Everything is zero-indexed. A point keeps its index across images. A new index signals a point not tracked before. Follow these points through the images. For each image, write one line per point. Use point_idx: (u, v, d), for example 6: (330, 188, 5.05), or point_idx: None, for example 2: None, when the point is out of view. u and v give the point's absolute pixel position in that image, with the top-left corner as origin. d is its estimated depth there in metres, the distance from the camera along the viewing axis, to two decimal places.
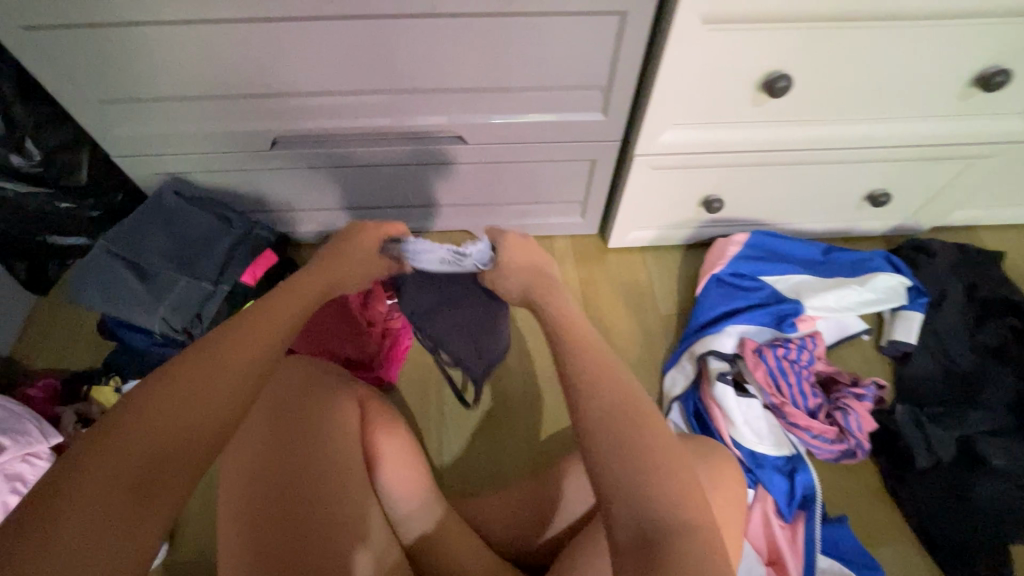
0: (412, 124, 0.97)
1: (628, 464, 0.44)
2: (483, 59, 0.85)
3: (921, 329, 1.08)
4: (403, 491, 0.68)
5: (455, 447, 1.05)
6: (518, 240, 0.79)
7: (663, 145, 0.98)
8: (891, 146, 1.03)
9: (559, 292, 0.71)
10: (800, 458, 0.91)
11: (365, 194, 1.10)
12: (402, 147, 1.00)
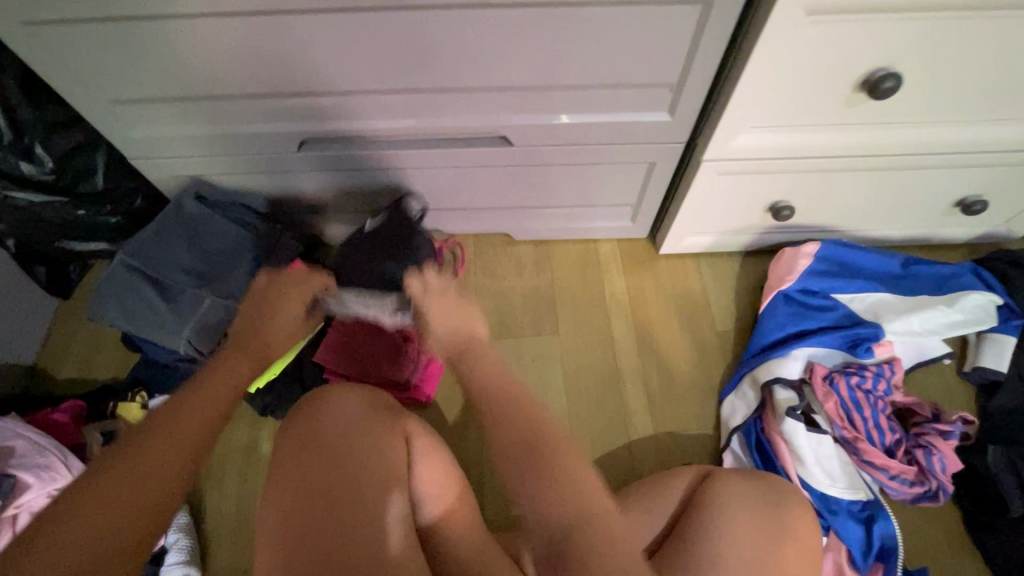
0: (453, 124, 0.86)
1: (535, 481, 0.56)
2: (538, 54, 0.74)
3: (1015, 356, 0.97)
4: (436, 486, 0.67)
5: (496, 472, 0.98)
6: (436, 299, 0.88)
7: (736, 149, 0.87)
8: (997, 150, 0.89)
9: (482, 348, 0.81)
10: (879, 504, 0.83)
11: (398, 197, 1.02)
12: (441, 149, 0.90)
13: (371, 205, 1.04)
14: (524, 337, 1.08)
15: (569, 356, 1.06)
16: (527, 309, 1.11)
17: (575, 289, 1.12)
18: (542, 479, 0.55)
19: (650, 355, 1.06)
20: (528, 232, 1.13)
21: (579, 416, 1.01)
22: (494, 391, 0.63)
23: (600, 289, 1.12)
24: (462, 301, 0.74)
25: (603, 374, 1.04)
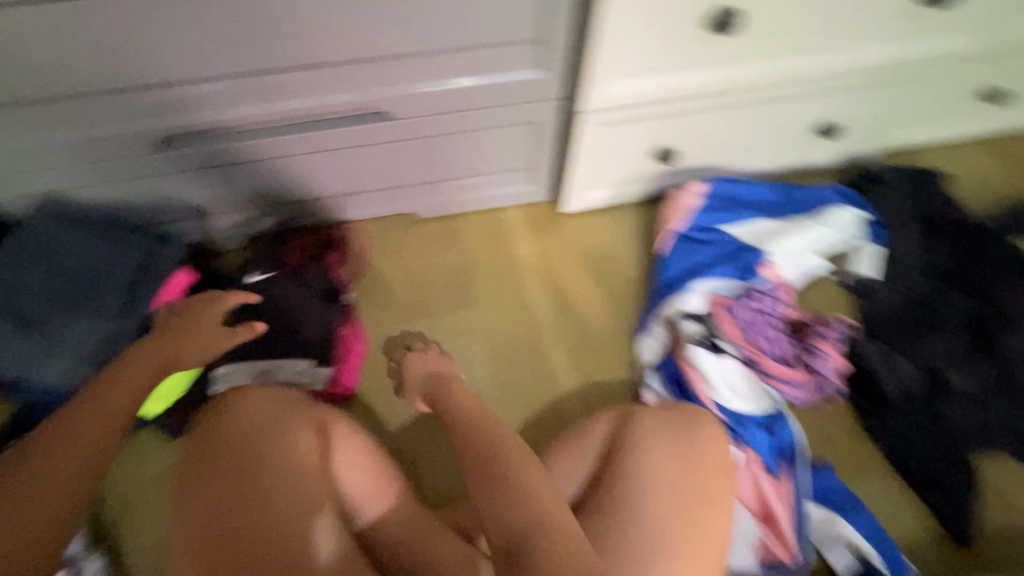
0: (328, 103, 0.85)
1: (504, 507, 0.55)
2: (396, 15, 0.75)
3: (881, 260, 1.08)
4: (359, 489, 0.69)
5: (432, 456, 0.97)
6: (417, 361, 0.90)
7: (612, 98, 0.89)
8: (838, 74, 0.98)
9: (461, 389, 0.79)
10: (781, 413, 0.91)
11: (284, 187, 0.97)
12: (321, 131, 0.88)
13: (257, 202, 0.99)
14: (440, 315, 1.07)
15: (487, 326, 1.06)
16: (440, 286, 1.10)
17: (486, 260, 1.12)
18: (493, 497, 0.56)
19: (567, 313, 1.08)
20: (431, 209, 1.12)
21: (505, 383, 1.02)
22: (463, 412, 0.71)
23: (511, 257, 1.13)
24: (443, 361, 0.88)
25: (523, 338, 1.06)
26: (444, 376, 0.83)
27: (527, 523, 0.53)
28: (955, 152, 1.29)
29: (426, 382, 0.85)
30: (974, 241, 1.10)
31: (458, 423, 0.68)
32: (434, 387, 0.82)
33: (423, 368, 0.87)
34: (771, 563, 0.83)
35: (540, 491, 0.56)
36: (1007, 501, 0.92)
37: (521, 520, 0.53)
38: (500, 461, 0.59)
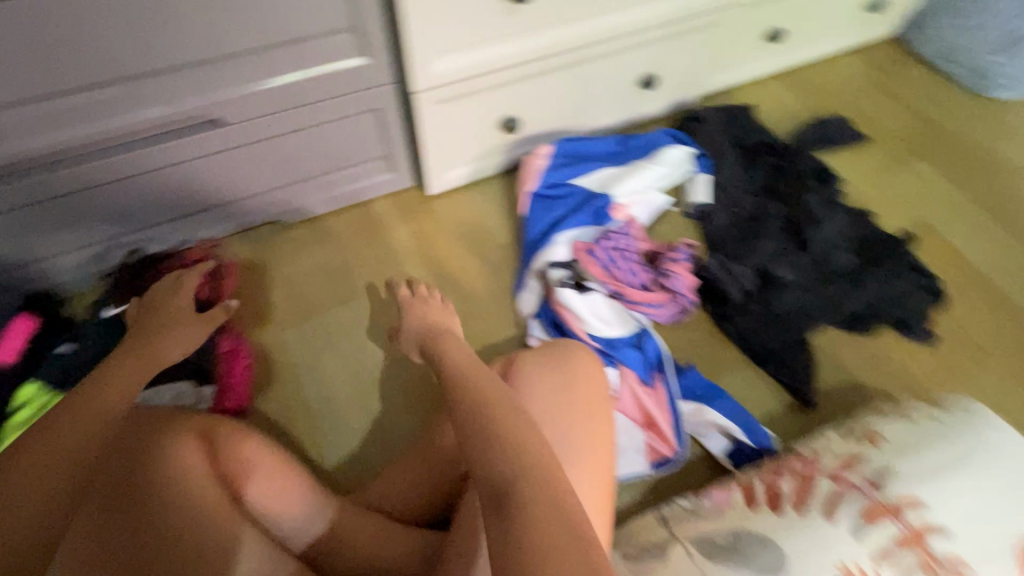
0: (160, 114, 0.89)
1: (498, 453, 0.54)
2: (206, 17, 0.81)
3: (712, 187, 1.24)
4: (285, 513, 0.69)
5: (340, 447, 0.97)
6: (431, 306, 0.90)
7: (440, 74, 0.96)
8: (641, 30, 1.12)
9: (454, 341, 0.79)
10: (645, 330, 1.03)
11: (134, 212, 0.99)
12: (159, 145, 0.92)
13: (108, 234, 1.00)
14: (325, 312, 1.08)
15: (374, 313, 1.08)
16: (321, 285, 1.10)
17: (362, 252, 1.14)
18: (485, 450, 0.55)
19: (450, 286, 1.13)
20: (298, 212, 1.13)
21: (404, 362, 1.05)
22: (460, 368, 0.70)
23: (387, 244, 1.15)
24: (443, 312, 0.91)
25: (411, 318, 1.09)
26: (441, 330, 0.84)
27: (518, 471, 0.51)
28: (762, 88, 1.50)
29: (422, 337, 0.85)
30: (781, 158, 1.29)
31: (454, 382, 0.66)
32: (431, 337, 0.83)
33: (425, 322, 0.88)
34: (659, 460, 0.93)
35: (532, 443, 0.55)
36: (839, 363, 1.10)
37: (510, 470, 0.52)
38: (492, 419, 0.58)
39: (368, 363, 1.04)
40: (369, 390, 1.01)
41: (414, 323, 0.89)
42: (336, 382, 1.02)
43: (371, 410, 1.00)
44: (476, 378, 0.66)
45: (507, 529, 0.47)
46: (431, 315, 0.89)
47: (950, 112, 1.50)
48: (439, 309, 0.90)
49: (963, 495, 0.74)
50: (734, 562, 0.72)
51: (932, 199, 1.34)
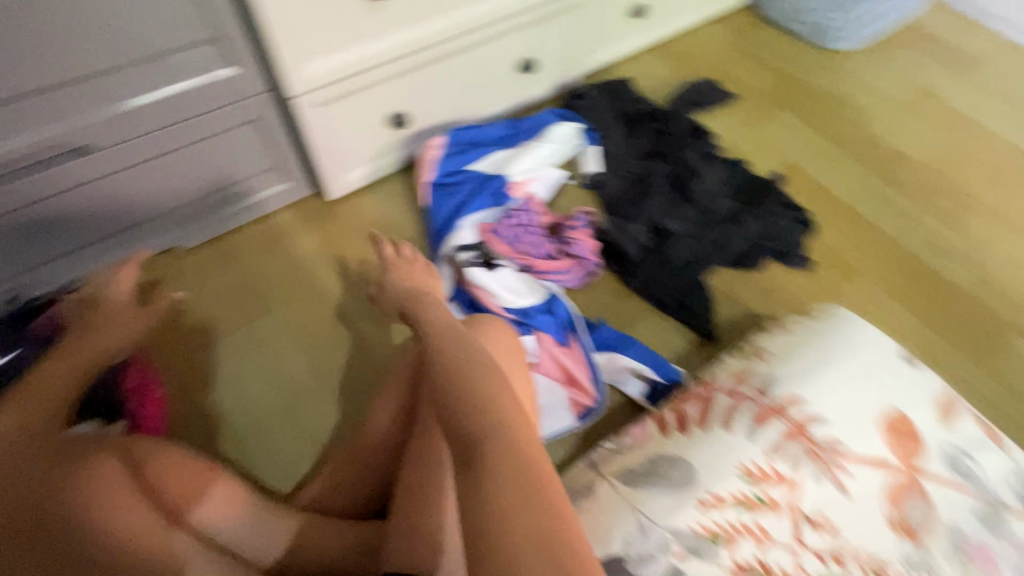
0: (26, 145, 0.87)
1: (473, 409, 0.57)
2: (53, 40, 0.80)
3: (600, 156, 1.32)
4: (234, 529, 0.70)
5: (272, 451, 0.98)
6: (408, 266, 0.93)
7: (314, 77, 0.99)
8: (511, 15, 1.17)
9: (431, 299, 0.82)
10: (554, 294, 1.08)
11: (16, 250, 0.96)
12: (30, 177, 0.89)
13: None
14: (240, 337, 1.08)
15: (290, 328, 1.09)
16: (233, 310, 1.10)
17: (269, 270, 1.15)
18: (458, 412, 0.58)
19: (364, 285, 1.14)
20: (195, 234, 1.13)
21: (325, 363, 1.06)
22: (442, 331, 0.72)
23: (294, 257, 1.16)
24: (423, 273, 0.92)
25: (328, 323, 1.10)
26: (419, 294, 0.84)
27: (488, 428, 0.55)
28: (638, 61, 1.61)
29: (401, 304, 0.84)
30: (659, 122, 1.40)
31: (435, 349, 0.68)
32: (410, 301, 0.83)
33: (407, 284, 0.89)
34: (583, 412, 1.00)
35: (503, 404, 0.58)
36: (733, 298, 1.21)
37: (480, 427, 0.55)
38: (473, 386, 0.60)
39: (292, 375, 1.05)
40: (297, 402, 1.02)
41: (395, 287, 0.89)
42: (263, 400, 1.02)
43: (302, 420, 1.01)
44: (456, 341, 0.69)
45: (476, 478, 0.51)
46: (415, 275, 0.91)
47: (802, 65, 1.68)
48: (422, 268, 0.93)
49: (834, 387, 0.85)
50: (651, 484, 0.79)
51: (795, 142, 1.50)
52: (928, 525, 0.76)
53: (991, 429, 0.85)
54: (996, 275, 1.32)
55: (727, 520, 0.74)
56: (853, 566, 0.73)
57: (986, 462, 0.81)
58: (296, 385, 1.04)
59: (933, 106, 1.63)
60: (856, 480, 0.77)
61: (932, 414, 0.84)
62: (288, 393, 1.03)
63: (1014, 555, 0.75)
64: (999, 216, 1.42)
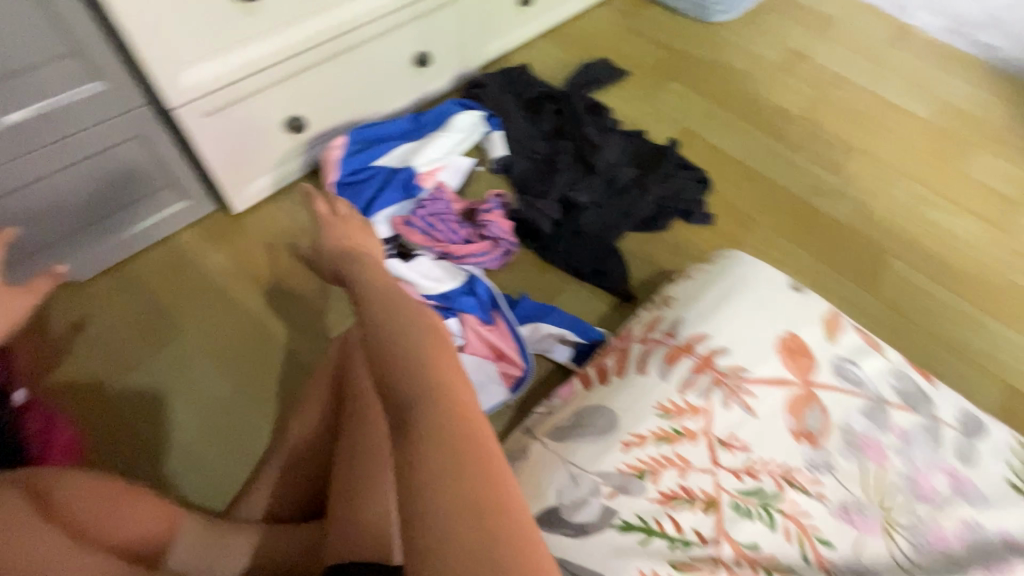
0: None
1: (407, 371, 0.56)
2: None
3: (505, 141, 1.36)
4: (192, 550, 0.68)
5: (198, 467, 0.97)
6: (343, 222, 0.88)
7: (195, 86, 0.96)
8: (398, 9, 1.18)
9: (368, 262, 0.79)
10: (473, 275, 1.10)
11: None
12: None
13: None
14: (160, 367, 1.05)
15: (214, 352, 1.07)
16: (149, 341, 1.07)
17: (184, 297, 1.12)
18: (393, 378, 0.56)
19: (283, 296, 1.13)
20: (90, 263, 1.09)
21: (246, 374, 1.05)
22: (381, 293, 0.69)
23: (208, 280, 1.14)
24: (360, 232, 0.87)
25: (253, 341, 1.09)
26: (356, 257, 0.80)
27: (424, 394, 0.54)
28: (534, 48, 1.66)
29: (336, 270, 0.80)
30: (559, 101, 1.45)
31: (370, 313, 0.66)
32: (347, 265, 0.78)
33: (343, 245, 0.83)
34: (514, 383, 1.03)
35: (440, 367, 0.57)
36: (644, 258, 1.29)
37: (417, 391, 0.54)
38: (408, 347, 0.59)
39: (221, 397, 1.03)
40: (230, 423, 1.01)
41: (328, 252, 0.83)
42: (193, 427, 1.00)
43: (237, 441, 0.99)
44: (394, 302, 0.67)
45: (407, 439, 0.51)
46: (351, 233, 0.86)
47: (686, 39, 1.79)
48: (360, 229, 0.88)
49: (732, 320, 0.93)
50: (578, 435, 0.83)
51: (687, 109, 1.60)
52: (825, 429, 0.84)
53: (870, 338, 0.95)
54: (871, 209, 1.47)
55: (649, 455, 0.80)
56: (766, 476, 0.79)
57: (868, 367, 0.91)
58: (227, 406, 1.02)
59: (805, 65, 1.79)
60: (759, 400, 0.85)
61: (819, 332, 0.93)
62: (220, 416, 1.01)
63: (897, 442, 0.84)
64: (869, 156, 1.58)
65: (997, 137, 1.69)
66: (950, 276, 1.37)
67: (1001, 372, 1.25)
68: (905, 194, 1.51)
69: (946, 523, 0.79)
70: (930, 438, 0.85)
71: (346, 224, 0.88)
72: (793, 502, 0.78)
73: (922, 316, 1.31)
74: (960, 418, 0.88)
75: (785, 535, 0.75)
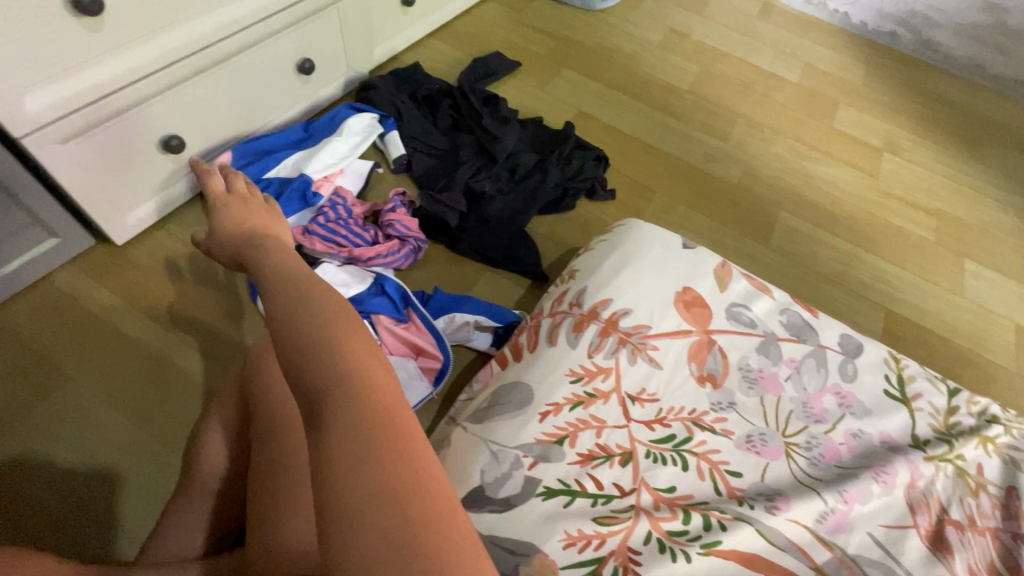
0: None
1: (315, 356, 0.48)
2: None
3: (403, 140, 1.36)
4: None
5: (111, 512, 0.91)
6: (243, 210, 0.78)
7: (42, 113, 0.89)
8: (271, 15, 1.14)
9: (270, 246, 0.67)
10: (380, 275, 1.08)
11: None
12: None
13: None
14: (53, 422, 0.97)
15: (119, 396, 1.00)
16: (39, 398, 0.98)
17: (72, 344, 1.04)
18: (302, 359, 0.48)
19: (183, 323, 1.08)
20: None
21: (150, 406, 1.00)
22: (286, 274, 0.59)
23: (101, 322, 1.06)
24: (260, 212, 0.77)
25: (162, 376, 1.03)
26: (259, 239, 0.69)
27: (342, 375, 0.46)
28: (425, 47, 1.67)
29: (238, 256, 0.69)
30: (454, 96, 1.46)
31: (274, 291, 0.56)
32: (246, 248, 0.67)
33: (241, 226, 0.74)
34: (435, 377, 1.03)
35: (359, 343, 0.49)
36: (553, 240, 1.33)
37: (333, 372, 0.46)
38: (314, 327, 0.50)
39: (134, 441, 0.97)
40: (147, 465, 0.95)
41: (224, 239, 0.73)
42: (104, 479, 0.93)
43: (159, 483, 0.94)
44: (302, 279, 0.57)
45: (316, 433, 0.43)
46: (249, 213, 0.77)
47: (573, 26, 1.86)
48: (265, 215, 0.77)
49: (632, 283, 0.97)
50: (496, 413, 0.84)
51: (581, 94, 1.66)
52: (723, 369, 0.91)
53: (758, 282, 1.02)
54: (758, 168, 1.59)
55: (566, 420, 0.82)
56: (676, 423, 0.84)
57: (758, 308, 0.98)
58: (142, 449, 0.96)
59: (685, 43, 1.90)
60: (662, 352, 0.90)
61: (712, 283, 0.99)
62: (134, 461, 0.95)
63: (789, 371, 0.92)
64: (751, 121, 1.71)
65: (859, 93, 1.87)
66: (831, 221, 1.51)
67: (885, 302, 1.38)
68: (786, 152, 1.64)
69: (835, 436, 0.87)
70: (816, 364, 0.93)
71: (245, 206, 0.79)
72: (703, 441, 0.83)
73: (811, 259, 1.43)
74: (841, 342, 0.97)
75: (698, 473, 0.80)
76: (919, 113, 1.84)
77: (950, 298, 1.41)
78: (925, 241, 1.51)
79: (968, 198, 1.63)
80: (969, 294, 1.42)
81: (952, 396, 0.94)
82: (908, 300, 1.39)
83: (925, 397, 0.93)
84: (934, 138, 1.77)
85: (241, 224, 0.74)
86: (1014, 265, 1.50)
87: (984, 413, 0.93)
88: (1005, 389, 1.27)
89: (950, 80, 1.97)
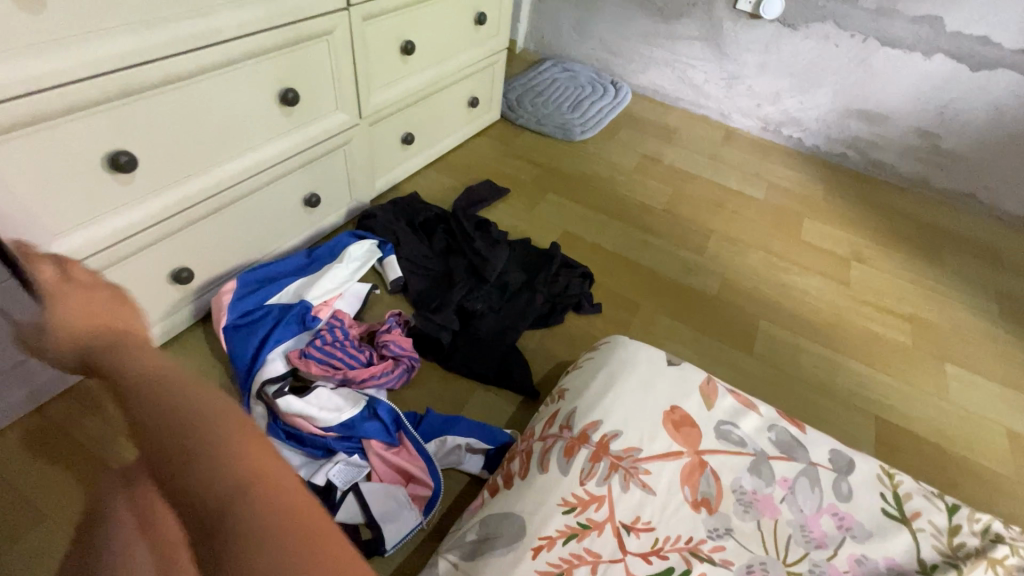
0: None
1: (195, 467, 0.38)
2: None
3: (400, 263, 1.45)
4: None
5: None
6: (94, 298, 0.56)
7: (64, 256, 0.96)
8: (286, 158, 1.29)
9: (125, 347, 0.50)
10: (374, 398, 1.10)
11: None
12: None
13: None
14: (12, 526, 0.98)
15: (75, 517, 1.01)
16: (15, 494, 1.02)
17: (38, 452, 1.07)
18: (177, 472, 0.38)
19: None
20: None
21: None
22: (147, 377, 0.45)
23: (71, 433, 1.10)
24: (116, 301, 0.56)
25: (94, 464, 1.07)
26: (106, 332, 0.52)
27: (236, 481, 0.37)
28: (422, 176, 1.84)
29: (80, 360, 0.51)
30: (448, 221, 1.58)
31: (130, 393, 0.44)
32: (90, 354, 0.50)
33: (85, 321, 0.53)
34: (426, 504, 1.02)
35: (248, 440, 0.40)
36: (543, 354, 1.37)
37: (221, 476, 0.37)
38: (191, 430, 0.40)
39: None
40: None
41: (62, 338, 0.52)
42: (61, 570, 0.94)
43: None
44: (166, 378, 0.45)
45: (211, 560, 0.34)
46: (95, 304, 0.55)
47: (556, 155, 2.07)
48: (107, 298, 0.56)
49: (622, 402, 0.99)
50: (487, 550, 0.83)
51: (565, 215, 1.80)
52: (716, 492, 0.90)
53: (743, 397, 1.04)
54: (735, 280, 1.68)
55: (559, 556, 0.80)
56: (673, 554, 0.82)
57: (746, 425, 0.99)
58: None
59: (658, 167, 2.10)
60: (654, 477, 0.90)
61: (698, 400, 1.02)
62: None
63: (784, 492, 0.91)
64: (725, 236, 1.84)
65: (820, 208, 2.04)
66: (810, 328, 1.57)
67: (873, 409, 1.39)
68: (759, 263, 1.75)
69: (838, 563, 0.84)
70: (810, 483, 0.93)
71: (90, 295, 0.56)
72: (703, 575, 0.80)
73: (795, 367, 1.46)
74: (832, 458, 0.97)
75: None
76: (877, 225, 1.99)
77: (937, 403, 1.42)
78: (902, 345, 1.56)
79: (936, 302, 1.72)
80: (955, 399, 1.44)
81: (952, 513, 0.92)
82: (895, 406, 1.41)
83: (924, 516, 0.91)
84: (895, 248, 1.90)
85: (86, 315, 0.53)
86: (992, 367, 1.54)
87: (988, 530, 0.90)
88: (1008, 500, 1.24)
89: (900, 193, 2.16)
